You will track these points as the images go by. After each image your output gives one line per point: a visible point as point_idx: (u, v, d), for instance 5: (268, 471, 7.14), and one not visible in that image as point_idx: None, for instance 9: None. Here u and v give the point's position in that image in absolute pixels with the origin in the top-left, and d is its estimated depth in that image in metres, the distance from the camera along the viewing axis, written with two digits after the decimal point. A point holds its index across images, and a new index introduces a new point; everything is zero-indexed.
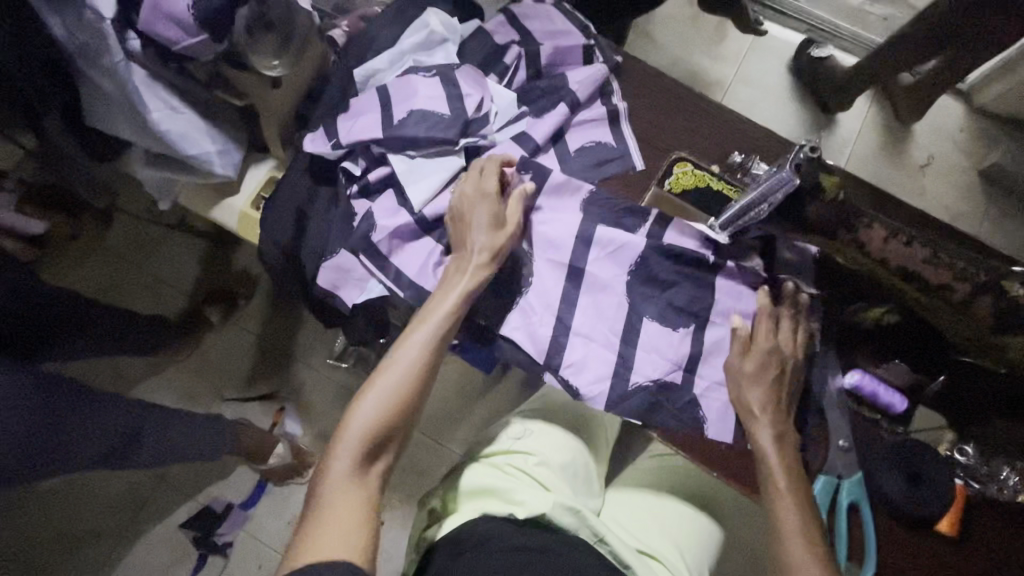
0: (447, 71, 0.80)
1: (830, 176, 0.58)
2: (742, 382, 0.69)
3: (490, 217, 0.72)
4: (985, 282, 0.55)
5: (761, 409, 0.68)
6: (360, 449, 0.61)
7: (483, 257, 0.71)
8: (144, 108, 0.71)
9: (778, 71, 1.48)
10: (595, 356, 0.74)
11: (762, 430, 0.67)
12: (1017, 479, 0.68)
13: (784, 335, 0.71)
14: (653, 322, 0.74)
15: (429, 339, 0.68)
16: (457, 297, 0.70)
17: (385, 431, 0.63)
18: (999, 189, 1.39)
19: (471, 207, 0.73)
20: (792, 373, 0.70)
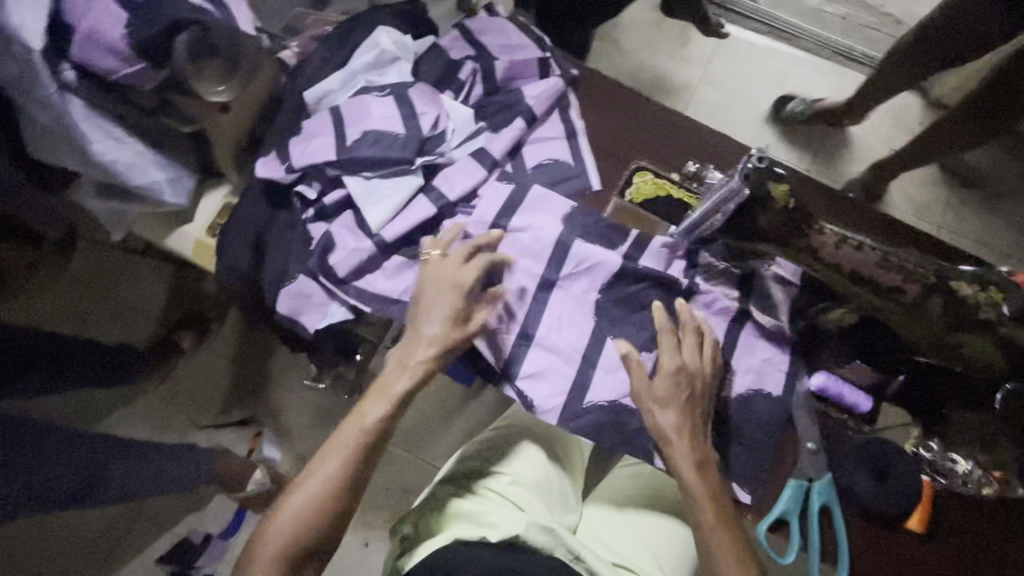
0: (401, 90, 0.79)
1: (783, 186, 0.56)
2: (652, 406, 0.67)
3: (448, 310, 0.69)
4: (934, 281, 0.56)
5: (677, 432, 0.66)
6: (277, 562, 0.59)
7: (432, 351, 0.68)
8: (86, 141, 0.69)
9: (741, 73, 1.50)
10: (552, 368, 0.74)
11: (677, 459, 0.66)
12: (980, 470, 0.67)
13: (688, 351, 0.69)
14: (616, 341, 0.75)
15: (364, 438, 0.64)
16: (399, 390, 0.66)
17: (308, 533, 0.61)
18: (959, 179, 1.42)
19: (431, 298, 0.69)
20: (704, 390, 0.69)
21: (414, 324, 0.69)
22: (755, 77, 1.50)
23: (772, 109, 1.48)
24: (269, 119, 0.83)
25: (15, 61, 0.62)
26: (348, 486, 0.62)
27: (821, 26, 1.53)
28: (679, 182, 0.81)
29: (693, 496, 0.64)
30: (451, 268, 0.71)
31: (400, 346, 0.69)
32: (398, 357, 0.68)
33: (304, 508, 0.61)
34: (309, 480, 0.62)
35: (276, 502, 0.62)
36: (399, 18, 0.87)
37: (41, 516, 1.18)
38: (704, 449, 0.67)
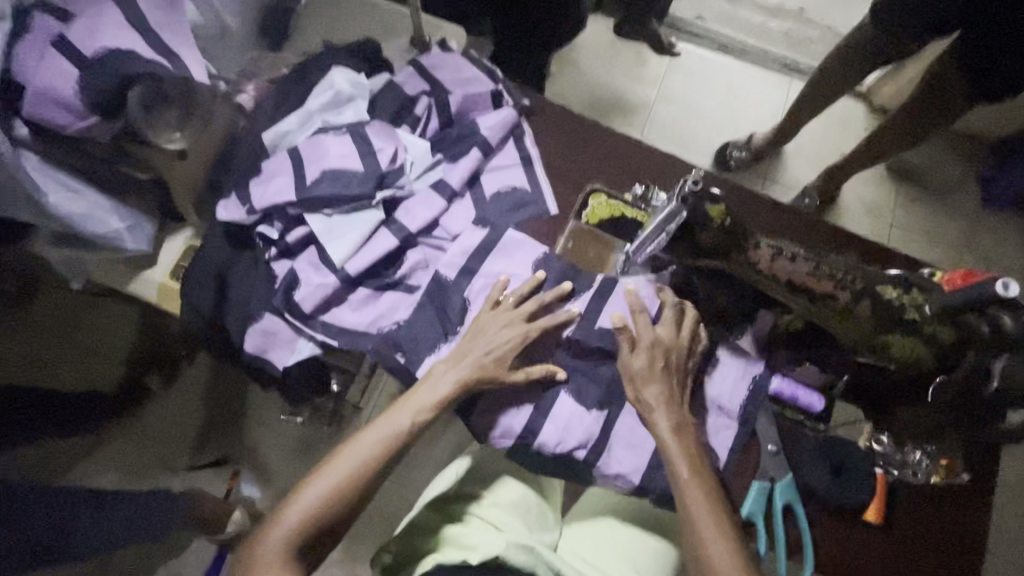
0: (358, 128, 0.81)
1: (718, 206, 0.60)
2: (633, 380, 0.72)
3: (500, 350, 0.72)
4: (860, 288, 0.62)
5: (657, 402, 0.71)
6: (298, 531, 0.65)
7: (471, 372, 0.71)
8: (40, 194, 0.70)
9: (694, 89, 1.57)
10: (502, 420, 0.74)
11: (658, 421, 0.70)
12: (928, 462, 0.73)
13: (666, 326, 0.74)
14: (568, 397, 0.74)
15: (394, 439, 0.70)
16: (433, 400, 0.71)
17: (324, 519, 0.66)
18: (904, 179, 1.51)
19: (485, 333, 0.74)
20: (681, 363, 0.73)
21: (462, 347, 0.73)
22: (707, 91, 1.57)
23: (725, 122, 1.55)
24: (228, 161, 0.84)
25: None
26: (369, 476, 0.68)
27: (766, 42, 1.61)
28: (630, 202, 0.84)
29: (670, 460, 0.68)
30: (509, 319, 0.75)
31: (445, 360, 0.73)
32: (439, 371, 0.72)
33: (326, 488, 0.67)
34: (333, 469, 0.68)
35: (303, 478, 0.68)
36: (355, 57, 0.90)
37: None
38: (682, 415, 0.71)
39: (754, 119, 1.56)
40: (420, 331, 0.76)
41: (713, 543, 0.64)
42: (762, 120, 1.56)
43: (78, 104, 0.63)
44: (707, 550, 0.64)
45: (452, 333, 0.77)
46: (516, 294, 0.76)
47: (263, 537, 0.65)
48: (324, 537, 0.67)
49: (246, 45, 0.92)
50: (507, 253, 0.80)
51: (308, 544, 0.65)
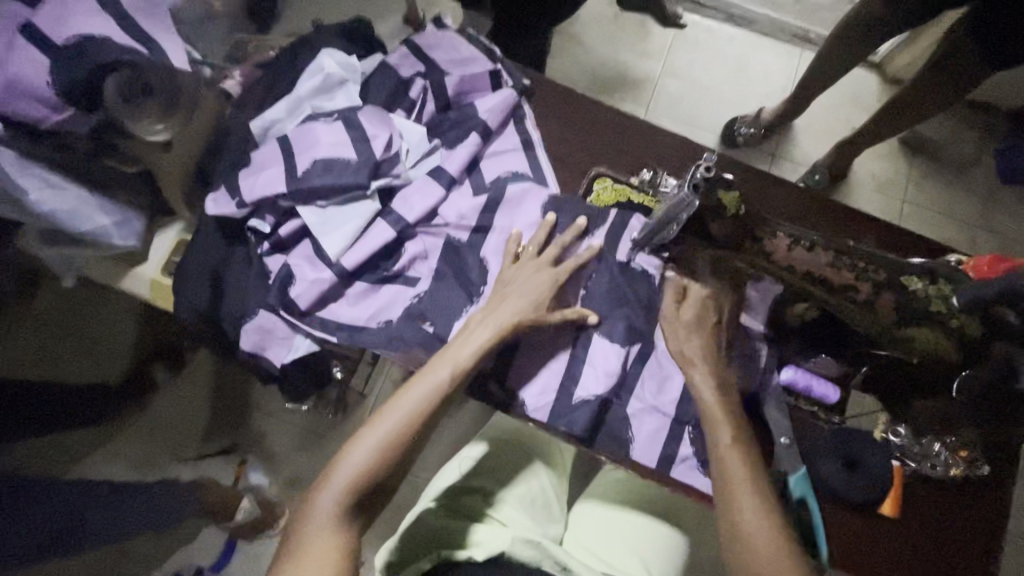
0: (350, 114, 0.77)
1: (729, 193, 0.58)
2: (672, 328, 0.65)
3: (531, 295, 0.69)
4: (880, 279, 0.60)
5: (702, 353, 0.64)
6: (347, 494, 0.59)
7: (513, 315, 0.68)
8: (20, 191, 0.67)
9: (701, 63, 1.51)
10: (542, 370, 0.74)
11: (694, 377, 0.63)
12: (947, 453, 0.71)
13: (705, 273, 0.67)
14: (603, 339, 0.73)
15: (438, 392, 0.64)
16: (475, 349, 0.66)
17: (372, 482, 0.60)
18: (920, 154, 1.45)
19: (517, 280, 0.71)
20: (723, 310, 0.67)
21: (499, 292, 0.70)
22: (716, 65, 1.51)
23: (735, 98, 1.49)
24: (217, 151, 0.81)
25: None
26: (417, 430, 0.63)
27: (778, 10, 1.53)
28: (639, 186, 0.81)
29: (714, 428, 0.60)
30: (537, 267, 0.72)
31: (483, 308, 0.70)
32: (475, 321, 0.69)
33: (371, 449, 0.61)
34: (375, 428, 0.62)
35: (346, 441, 0.62)
36: (346, 38, 0.86)
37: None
38: (726, 368, 0.64)
39: (765, 93, 1.50)
40: (444, 300, 0.74)
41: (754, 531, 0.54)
42: (773, 94, 1.49)
43: (52, 96, 0.59)
44: (738, 502, 0.56)
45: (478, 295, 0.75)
46: (535, 242, 0.74)
47: (311, 503, 0.59)
48: (375, 500, 0.61)
49: (231, 27, 0.88)
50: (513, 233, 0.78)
51: (357, 509, 0.60)
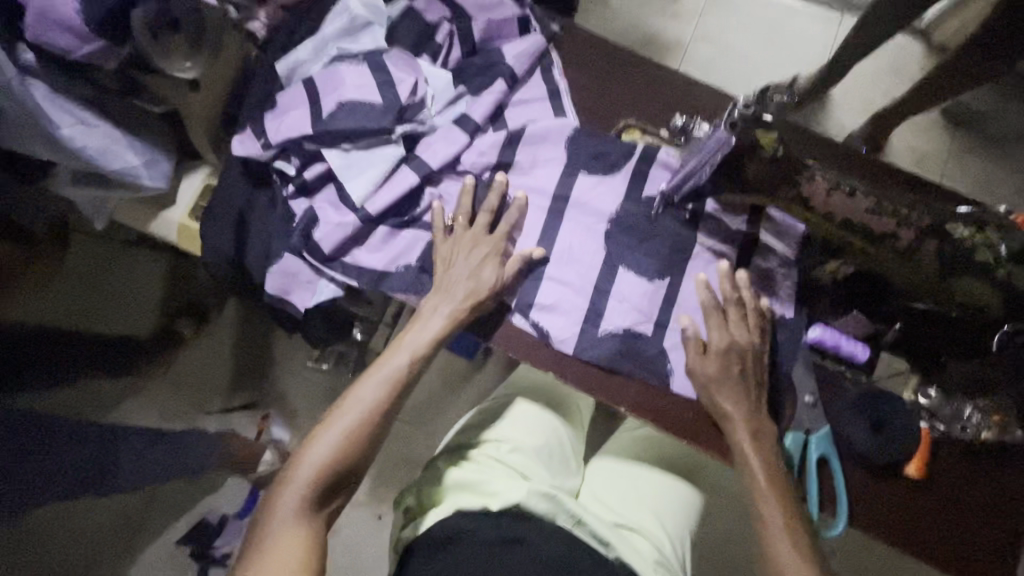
0: (375, 57, 0.76)
1: (769, 133, 0.56)
2: (708, 388, 0.69)
3: (484, 275, 0.71)
4: (926, 227, 0.58)
5: (731, 405, 0.68)
6: (313, 488, 0.59)
7: (466, 303, 0.70)
8: (53, 126, 0.67)
9: (734, 26, 1.45)
10: (567, 302, 0.73)
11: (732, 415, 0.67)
12: (979, 416, 0.69)
13: (736, 326, 0.70)
14: (628, 272, 0.74)
15: (393, 384, 0.65)
16: (431, 336, 0.68)
17: (340, 470, 0.61)
18: (961, 128, 1.38)
19: (458, 261, 0.71)
20: (757, 363, 0.70)
21: (444, 279, 0.71)
22: (750, 29, 1.45)
23: (767, 64, 1.43)
24: (242, 96, 0.80)
25: None
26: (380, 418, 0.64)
27: None
28: (667, 137, 0.81)
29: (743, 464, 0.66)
30: (471, 241, 0.72)
31: (433, 295, 0.71)
32: (425, 312, 0.70)
33: (334, 442, 0.61)
34: (337, 421, 0.62)
35: (306, 437, 0.62)
36: None
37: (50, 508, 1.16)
38: (763, 426, 0.68)
39: (799, 59, 1.44)
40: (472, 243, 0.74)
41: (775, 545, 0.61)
42: (809, 60, 1.43)
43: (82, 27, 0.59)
44: (772, 548, 0.61)
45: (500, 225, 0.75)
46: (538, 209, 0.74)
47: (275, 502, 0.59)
48: (341, 489, 0.61)
49: None
50: (538, 175, 0.77)
51: (323, 499, 0.60)
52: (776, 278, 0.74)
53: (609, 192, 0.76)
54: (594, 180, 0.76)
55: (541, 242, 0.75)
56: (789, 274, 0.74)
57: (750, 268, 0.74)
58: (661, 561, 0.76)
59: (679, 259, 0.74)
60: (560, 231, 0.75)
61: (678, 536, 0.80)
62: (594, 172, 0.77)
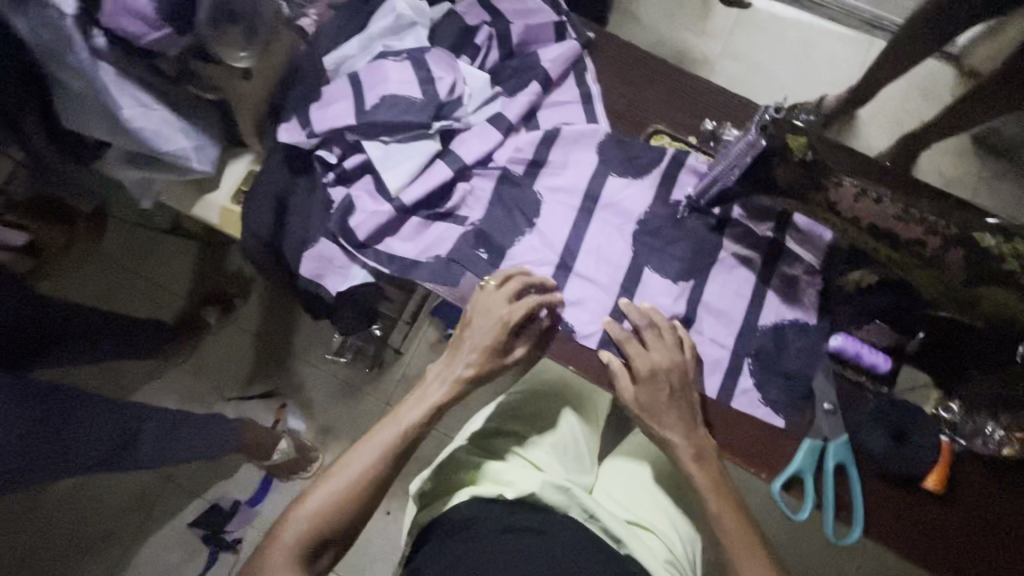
0: (417, 54, 0.80)
1: (799, 138, 0.58)
2: (642, 413, 0.67)
3: (487, 345, 0.68)
4: (954, 235, 0.58)
5: (670, 427, 0.67)
6: (301, 547, 0.56)
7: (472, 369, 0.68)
8: (116, 107, 0.71)
9: (763, 44, 1.47)
10: (593, 295, 0.76)
11: (672, 437, 0.66)
12: (1002, 433, 0.67)
13: (657, 348, 0.69)
14: (653, 274, 0.76)
15: (388, 449, 0.62)
16: (435, 401, 0.66)
17: (325, 534, 0.57)
18: (991, 152, 1.37)
19: (476, 327, 0.69)
20: (686, 380, 0.69)
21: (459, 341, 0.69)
22: (777, 48, 1.46)
23: (795, 82, 1.45)
24: (289, 88, 0.84)
25: (49, 27, 0.63)
26: (381, 480, 0.61)
27: None
28: (696, 145, 0.83)
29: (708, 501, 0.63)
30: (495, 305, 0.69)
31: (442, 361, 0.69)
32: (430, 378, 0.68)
33: (328, 501, 0.58)
34: (327, 483, 0.59)
35: (301, 493, 0.59)
36: None
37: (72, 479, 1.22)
38: (704, 446, 0.67)
39: (827, 79, 1.45)
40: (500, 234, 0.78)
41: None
42: (836, 81, 1.44)
43: (152, 13, 0.62)
44: None
45: (533, 221, 0.79)
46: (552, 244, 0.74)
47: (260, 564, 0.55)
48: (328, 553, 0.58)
49: None
50: (569, 175, 0.80)
51: (308, 564, 0.56)
52: (801, 284, 0.76)
53: (638, 195, 0.79)
54: (624, 182, 0.79)
55: (569, 240, 0.78)
56: (815, 282, 0.76)
57: (774, 275, 0.76)
58: (671, 561, 0.75)
59: (701, 261, 0.76)
60: (588, 229, 0.78)
61: (690, 536, 0.81)
62: (624, 174, 0.80)
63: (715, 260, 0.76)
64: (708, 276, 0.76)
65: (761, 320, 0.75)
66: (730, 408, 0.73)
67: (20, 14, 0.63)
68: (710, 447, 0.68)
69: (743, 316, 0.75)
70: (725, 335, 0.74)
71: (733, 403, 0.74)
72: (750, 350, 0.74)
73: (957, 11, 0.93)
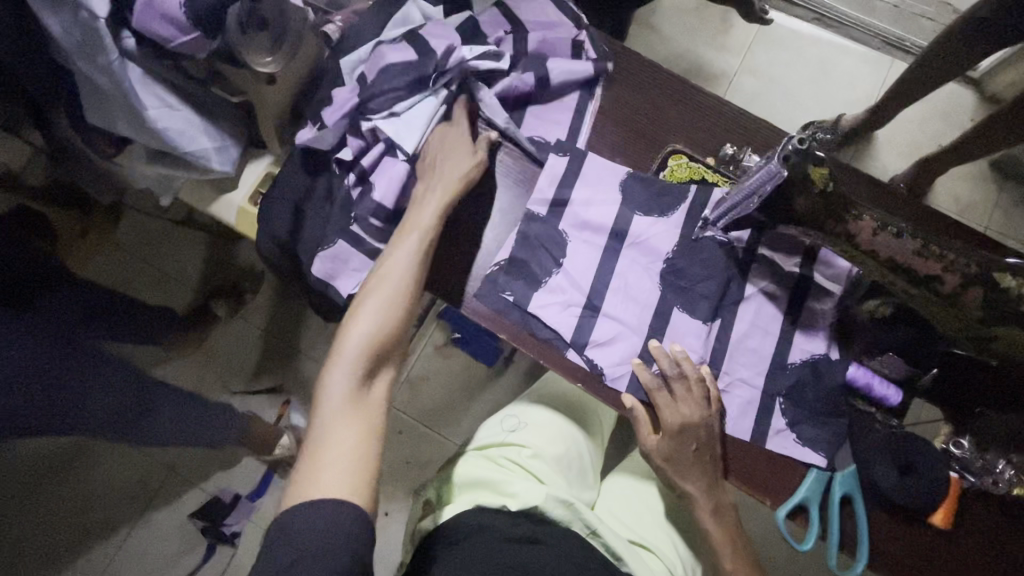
0: (416, 34, 0.80)
1: (820, 168, 0.58)
2: (667, 467, 0.73)
3: (456, 167, 0.76)
4: (974, 273, 0.58)
5: (692, 483, 0.72)
6: (356, 367, 0.64)
7: (451, 189, 0.75)
8: (141, 107, 0.72)
9: (783, 61, 1.46)
10: (626, 338, 0.74)
11: (690, 490, 0.72)
12: (1013, 472, 0.67)
13: (686, 404, 0.70)
14: (681, 314, 0.74)
15: (401, 278, 0.70)
16: (428, 224, 0.73)
17: (374, 356, 0.65)
18: (1010, 180, 1.35)
19: (442, 158, 0.77)
20: (713, 438, 0.71)
21: (427, 176, 0.77)
22: (798, 65, 1.46)
23: (814, 101, 1.44)
24: (311, 93, 0.85)
25: (80, 25, 0.64)
26: (403, 299, 0.69)
27: (871, 14, 1.46)
28: (713, 166, 0.83)
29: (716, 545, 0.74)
30: (455, 137, 0.78)
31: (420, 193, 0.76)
32: (416, 211, 0.75)
33: (364, 331, 0.66)
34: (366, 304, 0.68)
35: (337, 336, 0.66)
36: None
37: (83, 450, 1.22)
38: (721, 497, 0.73)
39: (847, 100, 1.44)
40: (521, 258, 0.76)
41: None
42: (856, 101, 1.43)
43: (183, 19, 0.63)
44: None
45: (561, 259, 0.76)
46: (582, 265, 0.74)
47: (323, 398, 0.62)
48: (380, 369, 0.66)
49: None
50: (594, 211, 0.78)
51: (366, 381, 0.64)
52: (817, 312, 0.74)
53: (664, 234, 0.77)
54: (650, 220, 0.77)
55: (596, 279, 0.76)
56: (833, 312, 0.74)
57: (801, 311, 0.75)
58: None
59: (725, 294, 0.75)
60: (617, 267, 0.76)
61: (689, 558, 0.81)
62: (649, 212, 0.78)
63: (740, 297, 0.75)
64: (736, 312, 0.75)
65: (782, 354, 0.73)
66: (755, 448, 0.72)
67: (52, 13, 0.64)
68: (727, 497, 0.73)
69: (758, 344, 0.74)
70: (752, 374, 0.73)
71: (768, 446, 0.71)
72: (781, 389, 0.73)
73: (986, 36, 0.92)
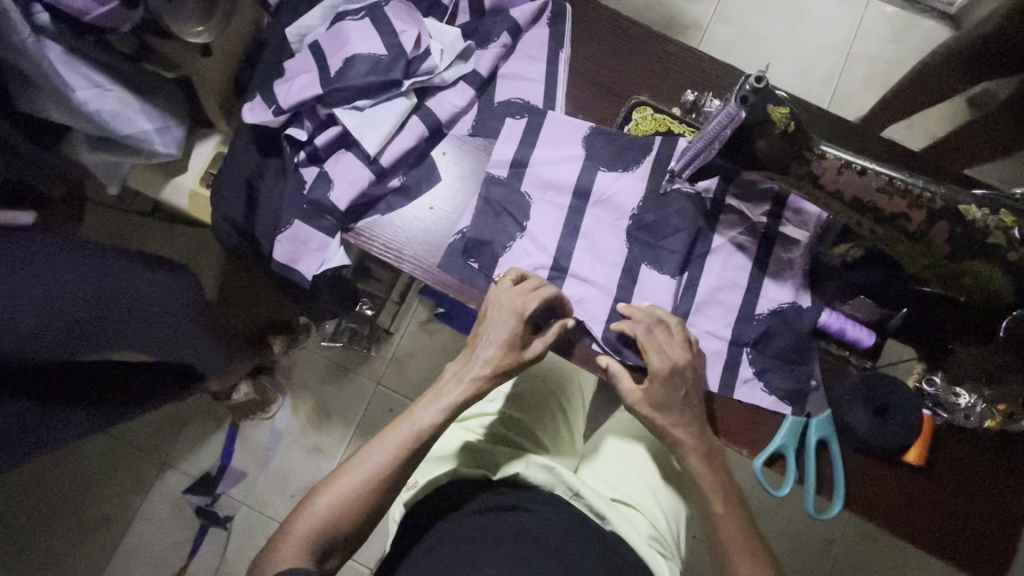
0: (378, 10, 0.77)
1: (781, 108, 0.56)
2: (654, 413, 0.67)
3: (502, 339, 0.66)
4: (940, 209, 0.57)
5: (682, 431, 0.67)
6: (316, 536, 0.57)
7: (490, 363, 0.66)
8: (67, 88, 0.68)
9: (757, 7, 1.41)
10: (592, 297, 0.72)
11: (679, 437, 0.67)
12: (984, 405, 0.66)
13: (674, 347, 0.67)
14: (650, 270, 0.73)
15: (401, 450, 0.62)
16: (455, 396, 0.65)
17: (340, 530, 0.58)
18: None
19: (491, 316, 0.68)
20: (698, 382, 0.68)
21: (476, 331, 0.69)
22: (772, 11, 1.41)
23: (788, 47, 1.40)
24: (253, 66, 0.81)
25: None
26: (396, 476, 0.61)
27: None
28: (680, 116, 0.79)
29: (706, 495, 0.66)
30: (509, 295, 0.68)
31: (460, 359, 0.68)
32: (447, 376, 0.67)
33: (345, 491, 0.59)
34: (341, 482, 0.59)
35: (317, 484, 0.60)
36: None
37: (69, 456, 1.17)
38: (711, 441, 0.68)
39: (822, 44, 1.40)
40: (486, 227, 0.74)
41: (732, 550, 0.63)
42: (831, 45, 1.39)
43: None
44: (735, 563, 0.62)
45: (525, 222, 0.74)
46: (548, 236, 0.74)
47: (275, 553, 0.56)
48: (343, 543, 0.59)
49: None
50: (557, 170, 0.75)
51: (324, 550, 0.58)
52: (790, 259, 0.73)
53: (629, 188, 0.74)
54: (614, 176, 0.75)
55: (562, 240, 0.74)
56: (806, 257, 0.73)
57: (769, 260, 0.73)
58: (656, 537, 0.76)
59: (693, 248, 0.74)
60: (583, 226, 0.74)
61: (673, 512, 0.82)
62: (613, 167, 0.75)
63: (707, 250, 0.73)
64: (704, 264, 0.73)
65: (751, 305, 0.73)
66: (728, 400, 0.71)
67: None
68: (716, 443, 0.68)
69: (730, 296, 0.73)
70: (721, 325, 0.72)
71: (737, 396, 0.71)
72: (750, 338, 0.72)
73: None
